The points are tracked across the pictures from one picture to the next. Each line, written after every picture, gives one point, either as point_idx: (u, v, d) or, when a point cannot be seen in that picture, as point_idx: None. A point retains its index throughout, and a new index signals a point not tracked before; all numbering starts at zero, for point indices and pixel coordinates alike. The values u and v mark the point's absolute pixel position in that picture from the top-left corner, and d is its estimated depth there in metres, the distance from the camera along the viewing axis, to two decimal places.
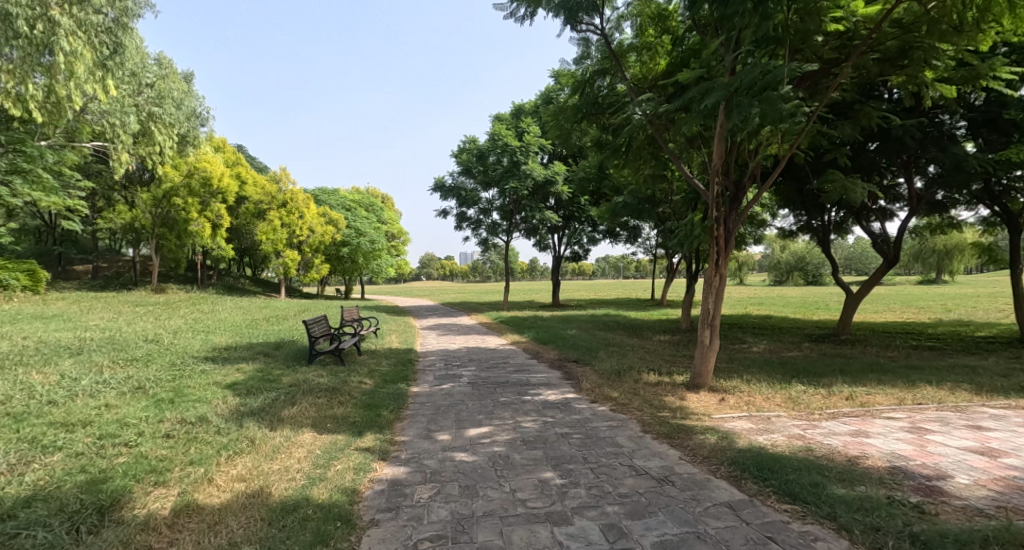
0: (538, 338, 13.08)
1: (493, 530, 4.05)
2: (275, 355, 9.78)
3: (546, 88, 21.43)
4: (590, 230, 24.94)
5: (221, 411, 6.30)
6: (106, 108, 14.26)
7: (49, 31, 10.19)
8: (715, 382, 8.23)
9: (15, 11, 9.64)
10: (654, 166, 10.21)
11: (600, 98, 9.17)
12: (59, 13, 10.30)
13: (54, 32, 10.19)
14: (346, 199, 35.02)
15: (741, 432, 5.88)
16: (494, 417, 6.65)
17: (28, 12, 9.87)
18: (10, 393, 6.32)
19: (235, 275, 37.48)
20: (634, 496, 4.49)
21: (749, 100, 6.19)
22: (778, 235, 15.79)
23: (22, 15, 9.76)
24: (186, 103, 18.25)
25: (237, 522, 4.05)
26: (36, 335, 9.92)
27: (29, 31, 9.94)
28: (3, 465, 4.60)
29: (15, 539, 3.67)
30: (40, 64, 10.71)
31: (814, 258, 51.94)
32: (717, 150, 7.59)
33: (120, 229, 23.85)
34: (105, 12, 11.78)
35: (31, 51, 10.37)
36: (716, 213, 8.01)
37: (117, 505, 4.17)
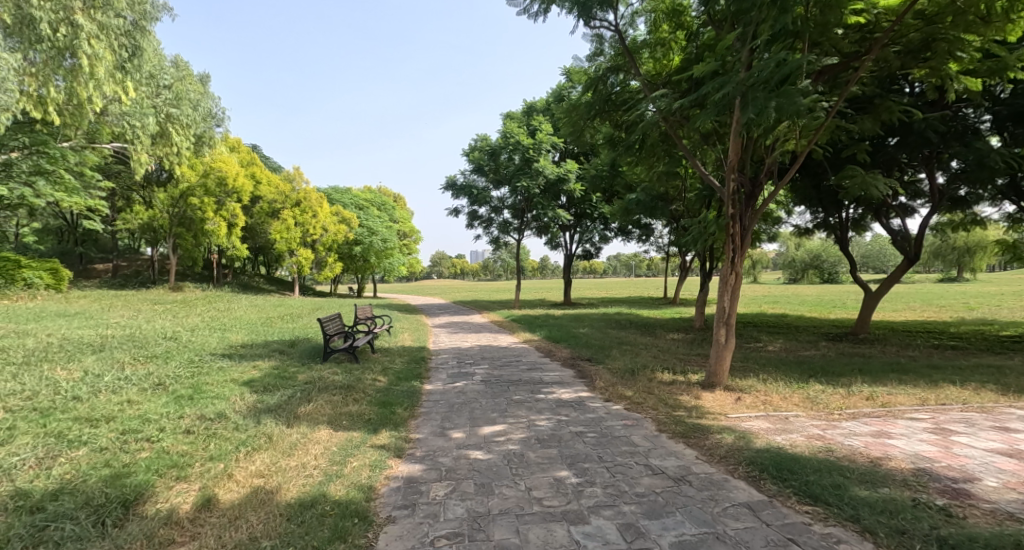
0: (551, 336, 13.05)
1: (510, 528, 4.05)
2: (291, 352, 9.86)
3: (558, 85, 21.38)
4: (601, 229, 24.80)
5: (238, 407, 6.37)
6: (127, 110, 14.49)
7: (72, 35, 10.39)
8: (731, 381, 8.13)
9: (38, 14, 9.87)
10: (668, 163, 10.12)
11: (612, 95, 9.11)
12: (82, 17, 10.51)
13: (76, 35, 10.38)
14: (359, 198, 35.27)
15: (759, 432, 5.82)
16: (508, 415, 6.64)
17: (51, 15, 10.09)
18: (36, 388, 6.47)
19: (250, 274, 37.90)
20: (651, 495, 4.46)
21: (767, 94, 6.09)
22: (793, 232, 15.56)
23: (44, 19, 9.99)
24: (203, 104, 18.49)
25: (256, 518, 4.09)
26: (59, 332, 10.12)
27: (52, 34, 10.18)
28: (31, 459, 4.70)
29: (44, 531, 3.76)
30: (62, 67, 10.92)
31: (831, 255, 51.09)
32: (733, 147, 7.47)
33: (138, 229, 24.27)
34: (124, 15, 11.98)
35: (53, 54, 10.56)
36: (731, 210, 7.91)
37: (141, 500, 4.24)
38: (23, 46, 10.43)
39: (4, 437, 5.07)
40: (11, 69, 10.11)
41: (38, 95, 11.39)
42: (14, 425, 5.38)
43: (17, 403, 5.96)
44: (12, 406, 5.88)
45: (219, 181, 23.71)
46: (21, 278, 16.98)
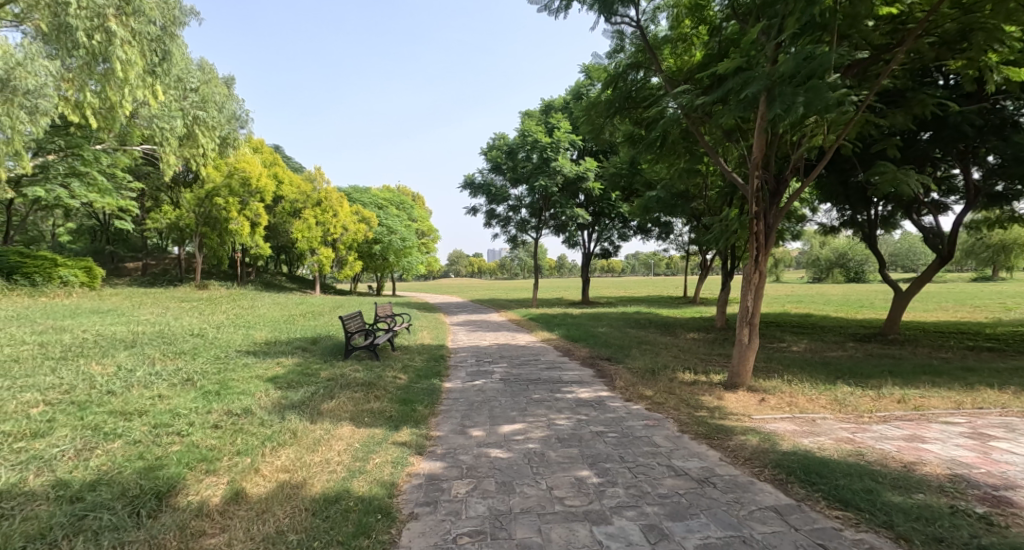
0: (569, 335, 13.01)
1: (532, 528, 4.05)
2: (313, 350, 9.99)
3: (577, 84, 21.30)
4: (620, 227, 24.68)
5: (264, 403, 6.48)
6: (155, 112, 14.88)
7: (106, 41, 10.69)
8: (755, 382, 8.01)
9: (75, 23, 10.17)
10: (689, 160, 9.99)
11: (633, 93, 9.05)
12: (116, 23, 10.77)
13: (111, 42, 10.68)
14: (378, 197, 35.60)
15: (784, 433, 5.73)
16: (527, 413, 6.65)
17: (87, 23, 10.37)
18: (73, 382, 6.67)
19: (272, 272, 38.50)
20: (674, 497, 4.42)
21: (794, 90, 5.96)
22: (817, 231, 15.21)
23: (81, 27, 10.29)
24: (227, 106, 18.94)
25: (283, 512, 4.16)
26: (93, 328, 10.40)
27: (88, 42, 10.48)
28: (70, 450, 4.85)
29: (84, 520, 3.88)
30: (97, 72, 11.20)
31: (858, 254, 49.87)
32: (758, 143, 7.29)
33: (165, 228, 24.97)
34: (155, 21, 12.32)
35: (88, 59, 10.90)
36: (756, 207, 7.77)
37: (173, 492, 4.34)
38: (60, 52, 10.74)
39: (44, 429, 5.24)
40: (51, 75, 10.81)
41: (74, 99, 11.86)
42: (53, 417, 5.55)
43: (56, 396, 6.15)
44: (52, 398, 6.08)
45: (243, 182, 23.96)
46: (57, 276, 17.43)
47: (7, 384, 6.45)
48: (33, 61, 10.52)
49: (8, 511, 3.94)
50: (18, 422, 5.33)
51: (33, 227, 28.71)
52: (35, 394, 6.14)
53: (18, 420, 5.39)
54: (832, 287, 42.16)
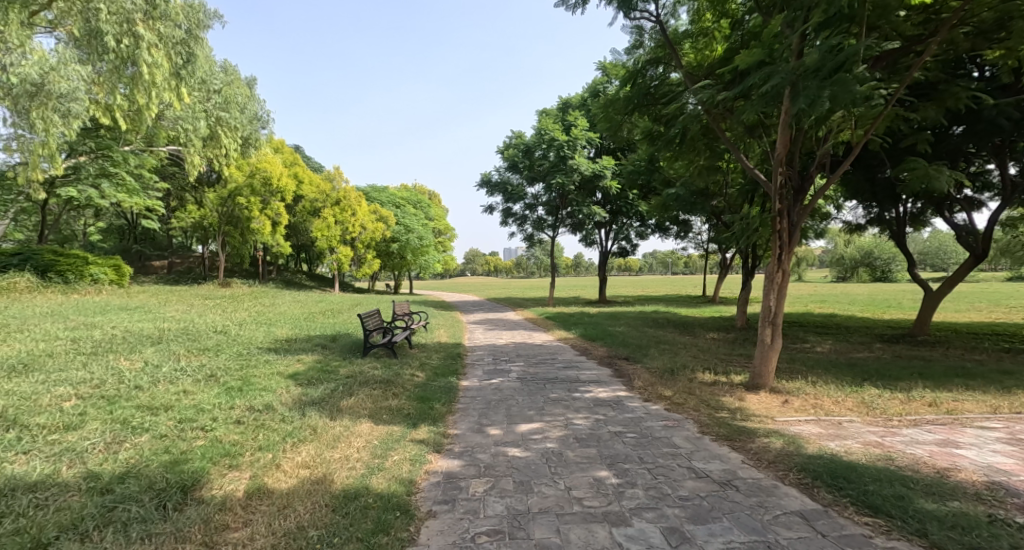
0: (587, 334, 12.93)
1: (551, 528, 4.02)
2: (333, 347, 10.07)
3: (594, 81, 21.14)
4: (637, 226, 24.46)
5: (285, 400, 6.54)
6: (179, 114, 15.30)
7: (134, 45, 10.96)
8: (778, 383, 7.85)
9: (106, 29, 10.44)
10: (709, 158, 9.84)
11: (652, 89, 8.95)
12: (143, 28, 11.01)
13: (138, 45, 10.96)
14: (396, 196, 35.91)
15: (810, 436, 5.59)
16: (545, 413, 6.60)
17: (116, 28, 10.65)
18: (103, 377, 6.81)
19: (293, 270, 38.98)
20: (695, 499, 4.34)
21: (819, 83, 5.80)
22: (842, 229, 14.86)
23: (111, 32, 10.54)
24: (249, 107, 19.29)
25: (304, 507, 4.18)
26: (122, 325, 10.64)
27: (116, 45, 10.75)
28: (100, 443, 4.95)
29: (113, 512, 3.95)
30: (125, 75, 11.48)
31: (884, 252, 48.55)
32: (781, 138, 7.12)
33: (190, 227, 25.49)
34: (180, 26, 12.71)
35: (117, 63, 11.14)
36: (779, 205, 7.61)
37: (198, 486, 4.41)
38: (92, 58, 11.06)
39: (76, 422, 5.36)
40: (82, 80, 11.26)
41: (105, 101, 12.28)
42: (84, 411, 5.67)
43: (88, 391, 6.29)
44: (83, 392, 6.22)
45: (264, 181, 24.28)
46: (88, 274, 17.84)
47: (40, 378, 6.61)
48: (66, 67, 10.93)
49: (41, 501, 4.03)
50: (51, 415, 5.45)
51: (65, 226, 29.51)
52: (67, 388, 6.28)
53: (51, 413, 5.52)
54: (858, 287, 40.59)
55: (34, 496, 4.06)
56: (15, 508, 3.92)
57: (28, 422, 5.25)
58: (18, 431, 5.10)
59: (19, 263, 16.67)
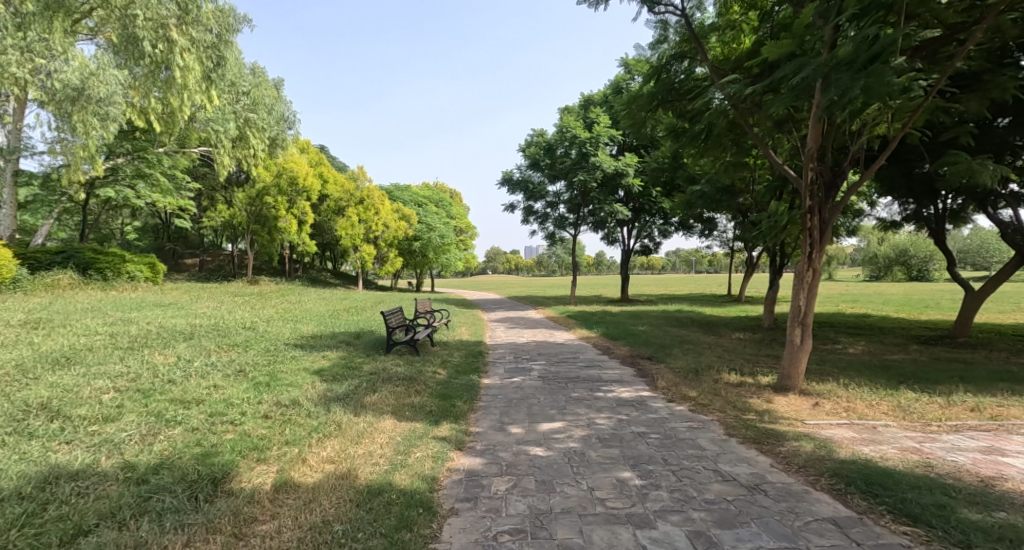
0: (609, 334, 12.80)
1: (574, 528, 3.96)
2: (357, 344, 10.16)
3: (617, 78, 20.96)
4: (661, 224, 24.15)
5: (310, 395, 6.61)
6: (210, 116, 15.75)
7: (168, 49, 12.29)
8: (808, 385, 7.62)
9: (143, 35, 11.81)
10: (736, 154, 9.62)
11: (677, 84, 8.79)
12: (177, 33, 12.33)
13: (171, 50, 12.29)
14: (418, 195, 36.20)
15: (842, 441, 5.41)
16: (567, 412, 6.54)
17: (153, 35, 11.98)
18: (138, 370, 7.00)
19: (318, 268, 39.60)
20: (722, 503, 4.23)
21: (853, 75, 5.60)
22: (876, 226, 14.40)
23: (148, 38, 11.92)
24: (276, 107, 19.70)
25: (329, 502, 4.21)
26: (156, 320, 10.94)
27: (152, 50, 12.13)
28: (136, 435, 5.07)
29: (147, 502, 4.03)
30: (159, 78, 13.04)
31: (921, 251, 46.97)
32: (812, 133, 6.92)
33: (220, 226, 26.09)
34: (212, 30, 14.03)
35: (153, 67, 12.66)
36: (810, 202, 7.39)
37: (228, 478, 4.48)
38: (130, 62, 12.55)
39: (113, 414, 5.50)
40: (121, 83, 12.76)
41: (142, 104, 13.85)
42: (121, 403, 5.82)
43: (124, 384, 6.47)
44: (121, 385, 6.39)
45: (291, 181, 24.67)
46: (125, 271, 18.39)
47: (80, 371, 6.81)
48: (105, 72, 12.34)
49: (82, 489, 4.14)
50: (91, 407, 5.60)
51: (103, 225, 30.51)
52: (105, 381, 6.46)
53: (91, 405, 5.67)
54: (894, 287, 38.39)
55: (75, 484, 4.18)
56: (57, 495, 4.03)
57: (70, 414, 5.41)
58: (61, 422, 5.25)
59: (61, 260, 16.82)
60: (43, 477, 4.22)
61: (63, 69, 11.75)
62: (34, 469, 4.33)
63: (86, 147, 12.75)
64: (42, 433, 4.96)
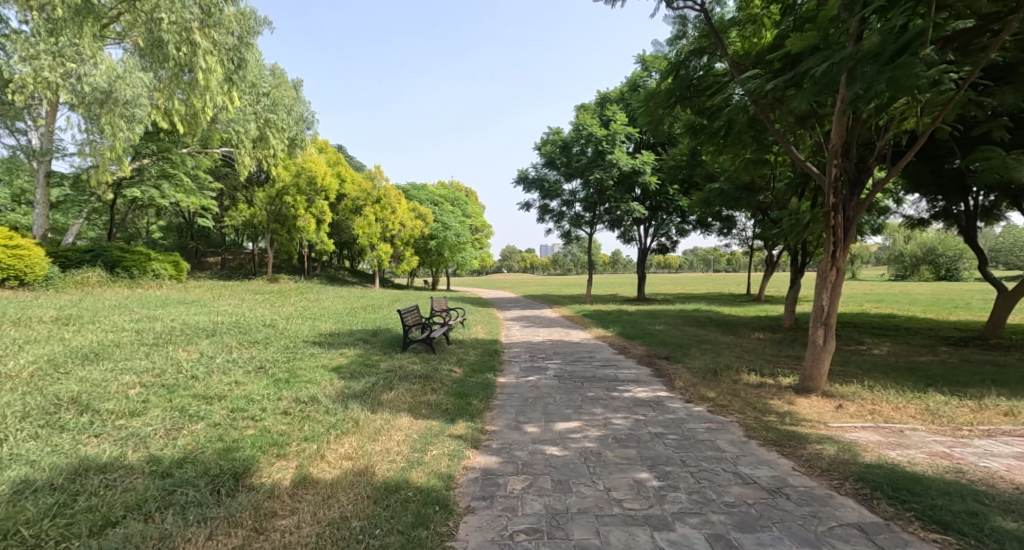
0: (625, 333, 12.69)
1: (590, 528, 3.92)
2: (373, 341, 10.21)
3: (633, 75, 20.78)
4: (678, 222, 23.89)
5: (329, 392, 6.65)
6: (232, 117, 16.04)
7: (191, 52, 12.77)
8: (831, 387, 7.46)
9: (168, 39, 12.30)
10: (756, 150, 9.45)
11: (695, 80, 8.66)
12: (200, 37, 12.81)
13: (195, 53, 12.76)
14: (434, 193, 36.35)
15: (867, 444, 5.27)
16: (583, 411, 6.48)
17: (177, 38, 12.46)
18: (162, 366, 7.12)
19: (336, 266, 40.00)
20: (742, 507, 4.15)
21: (879, 68, 5.44)
22: (902, 223, 14.05)
23: (173, 41, 12.41)
24: (295, 108, 19.94)
25: (347, 498, 4.22)
26: (179, 318, 11.14)
27: (176, 53, 12.58)
28: (161, 429, 5.15)
29: (171, 495, 4.08)
30: (183, 81, 13.50)
31: (949, 249, 45.79)
32: (837, 128, 6.75)
33: (241, 225, 26.47)
34: (234, 33, 14.48)
35: (177, 70, 13.14)
36: (833, 199, 7.22)
37: (249, 473, 4.52)
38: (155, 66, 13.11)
39: (140, 408, 5.59)
40: (146, 86, 13.07)
41: (166, 108, 14.15)
42: (147, 398, 5.91)
43: (150, 379, 6.58)
44: (146, 380, 6.50)
45: (310, 181, 24.91)
46: (150, 269, 18.76)
47: (109, 366, 6.95)
48: (131, 75, 12.61)
49: (110, 481, 4.21)
50: (118, 401, 5.71)
51: (129, 224, 31.20)
52: (131, 377, 6.57)
53: (118, 399, 5.78)
54: (922, 287, 36.84)
55: (104, 476, 4.25)
56: (86, 487, 4.10)
57: (98, 407, 5.51)
58: (90, 415, 5.36)
59: (90, 259, 17.26)
60: (73, 469, 4.30)
61: (92, 72, 12.08)
62: (65, 461, 4.42)
63: (113, 149, 13.05)
64: (73, 426, 5.06)
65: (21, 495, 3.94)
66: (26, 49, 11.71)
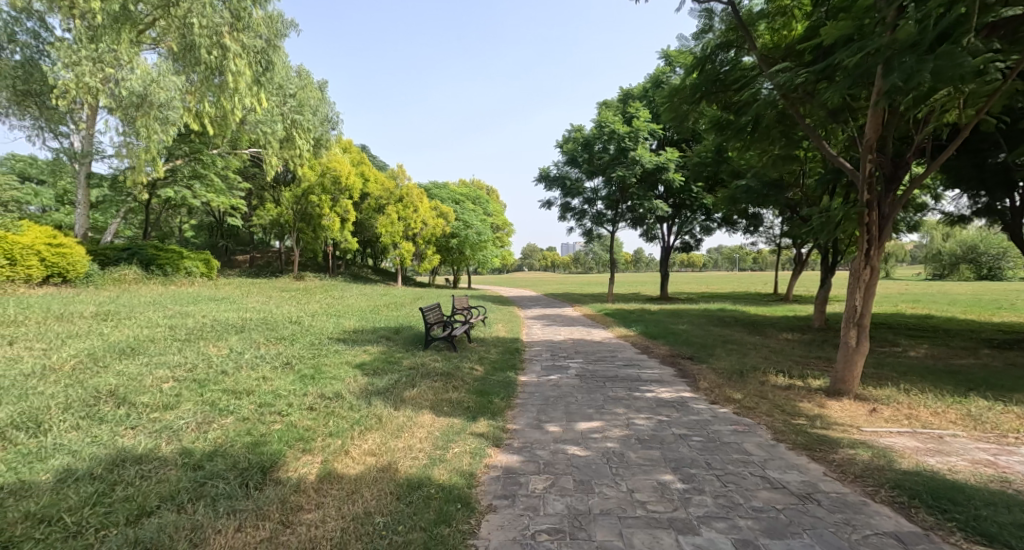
0: (648, 332, 12.53)
1: (613, 530, 3.84)
2: (396, 339, 10.27)
3: (657, 71, 20.51)
4: (702, 220, 23.49)
5: (353, 388, 6.70)
6: (260, 118, 16.31)
7: (221, 56, 13.38)
8: (864, 390, 7.21)
9: (201, 43, 12.97)
10: (786, 146, 9.19)
11: (722, 75, 8.46)
12: (230, 40, 13.42)
13: (225, 56, 13.38)
14: (456, 192, 36.51)
15: (903, 450, 5.07)
16: (605, 411, 6.39)
17: (208, 42, 13.09)
18: (194, 361, 7.27)
19: (360, 265, 40.47)
20: (770, 512, 4.02)
21: (918, 58, 5.22)
22: (940, 220, 13.53)
23: (205, 46, 13.05)
24: (320, 109, 20.21)
25: (370, 494, 4.22)
26: (210, 314, 11.38)
27: (208, 57, 13.24)
28: (192, 422, 5.24)
29: (203, 487, 4.14)
30: (214, 84, 14.01)
31: (992, 248, 43.99)
32: (871, 121, 6.51)
33: (269, 223, 26.97)
34: (262, 36, 14.84)
35: (208, 74, 13.66)
36: (868, 196, 6.99)
37: (276, 467, 4.56)
38: (186, 70, 13.63)
39: (173, 402, 5.70)
40: (178, 90, 13.21)
41: (197, 111, 14.48)
42: (179, 392, 6.04)
43: (182, 373, 6.71)
44: (179, 375, 6.64)
45: (334, 181, 25.22)
46: (183, 267, 19.20)
47: (144, 360, 7.13)
48: (165, 78, 12.85)
49: (146, 472, 4.29)
50: (153, 395, 5.83)
51: (163, 223, 32.05)
52: (165, 371, 6.72)
53: (153, 393, 5.90)
54: (962, 287, 35.28)
55: (139, 467, 4.33)
56: (124, 477, 4.19)
57: (134, 401, 5.64)
58: (127, 408, 5.48)
59: (126, 257, 17.79)
60: (111, 459, 4.40)
61: (128, 76, 12.45)
62: (104, 451, 4.52)
63: (148, 151, 13.42)
64: (111, 419, 5.18)
65: (64, 483, 4.05)
66: (69, 56, 12.11)
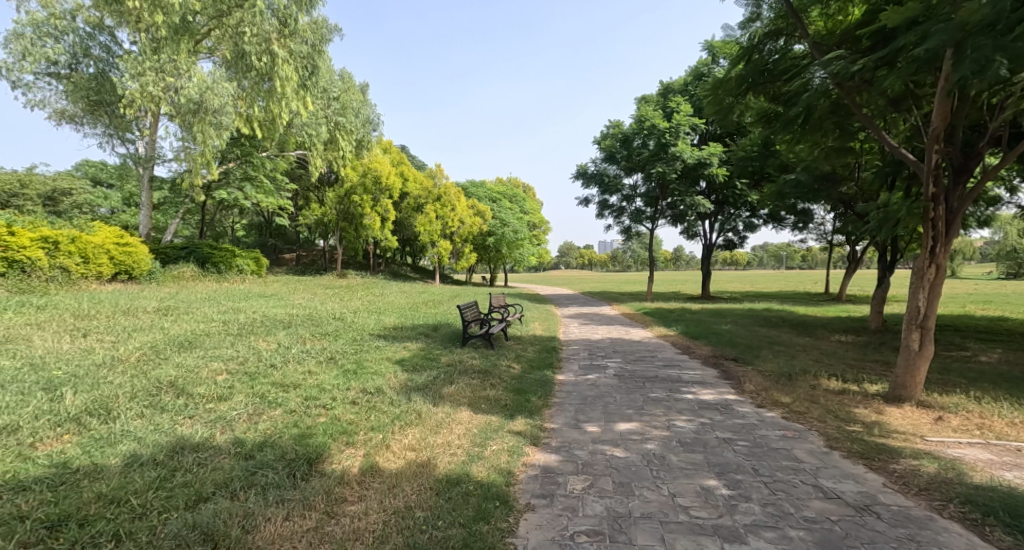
0: (691, 332, 12.17)
1: (655, 535, 3.70)
2: (434, 336, 10.32)
3: (699, 64, 19.91)
4: (746, 216, 22.70)
5: (393, 384, 6.74)
6: (306, 121, 16.72)
7: (270, 61, 13.98)
8: (928, 396, 6.75)
9: (251, 51, 13.57)
10: (840, 138, 8.71)
11: (771, 65, 8.07)
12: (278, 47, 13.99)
13: (274, 62, 13.96)
14: (492, 190, 36.59)
15: (974, 462, 4.71)
16: (645, 412, 6.21)
17: (257, 48, 13.67)
18: (245, 354, 7.49)
19: (399, 263, 41.06)
20: (825, 523, 3.79)
21: (995, 39, 4.82)
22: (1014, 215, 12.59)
23: (254, 52, 13.64)
24: (361, 110, 20.55)
25: (411, 488, 4.20)
26: (260, 310, 11.74)
27: (258, 63, 13.81)
28: (244, 413, 5.37)
29: (253, 476, 4.22)
30: (263, 89, 14.56)
31: None
32: (938, 108, 6.08)
33: (314, 222, 27.72)
34: (307, 41, 15.27)
35: (257, 79, 14.28)
36: (934, 189, 6.53)
37: (321, 459, 4.62)
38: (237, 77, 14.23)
39: (226, 393, 5.87)
40: (229, 95, 13.66)
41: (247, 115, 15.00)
42: (231, 384, 6.22)
43: (234, 366, 6.91)
44: (232, 368, 6.84)
45: (376, 181, 25.63)
46: (235, 265, 19.92)
47: (200, 353, 7.40)
48: (218, 86, 13.28)
49: (202, 460, 4.41)
50: (208, 386, 6.02)
51: (217, 223, 33.42)
52: (218, 363, 6.95)
53: (208, 384, 6.09)
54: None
55: (196, 455, 4.46)
56: (182, 463, 4.32)
57: (191, 391, 5.83)
58: (185, 398, 5.67)
59: (184, 255, 18.61)
60: (171, 446, 4.55)
61: (187, 85, 12.98)
62: (164, 439, 4.68)
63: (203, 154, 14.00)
64: (171, 408, 5.37)
65: (130, 467, 4.21)
66: (135, 67, 12.74)
